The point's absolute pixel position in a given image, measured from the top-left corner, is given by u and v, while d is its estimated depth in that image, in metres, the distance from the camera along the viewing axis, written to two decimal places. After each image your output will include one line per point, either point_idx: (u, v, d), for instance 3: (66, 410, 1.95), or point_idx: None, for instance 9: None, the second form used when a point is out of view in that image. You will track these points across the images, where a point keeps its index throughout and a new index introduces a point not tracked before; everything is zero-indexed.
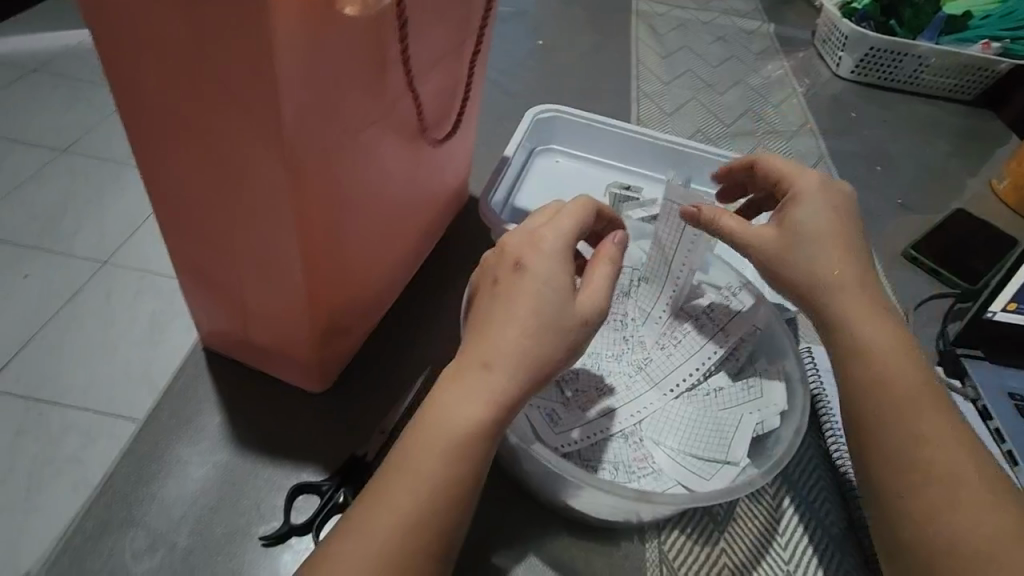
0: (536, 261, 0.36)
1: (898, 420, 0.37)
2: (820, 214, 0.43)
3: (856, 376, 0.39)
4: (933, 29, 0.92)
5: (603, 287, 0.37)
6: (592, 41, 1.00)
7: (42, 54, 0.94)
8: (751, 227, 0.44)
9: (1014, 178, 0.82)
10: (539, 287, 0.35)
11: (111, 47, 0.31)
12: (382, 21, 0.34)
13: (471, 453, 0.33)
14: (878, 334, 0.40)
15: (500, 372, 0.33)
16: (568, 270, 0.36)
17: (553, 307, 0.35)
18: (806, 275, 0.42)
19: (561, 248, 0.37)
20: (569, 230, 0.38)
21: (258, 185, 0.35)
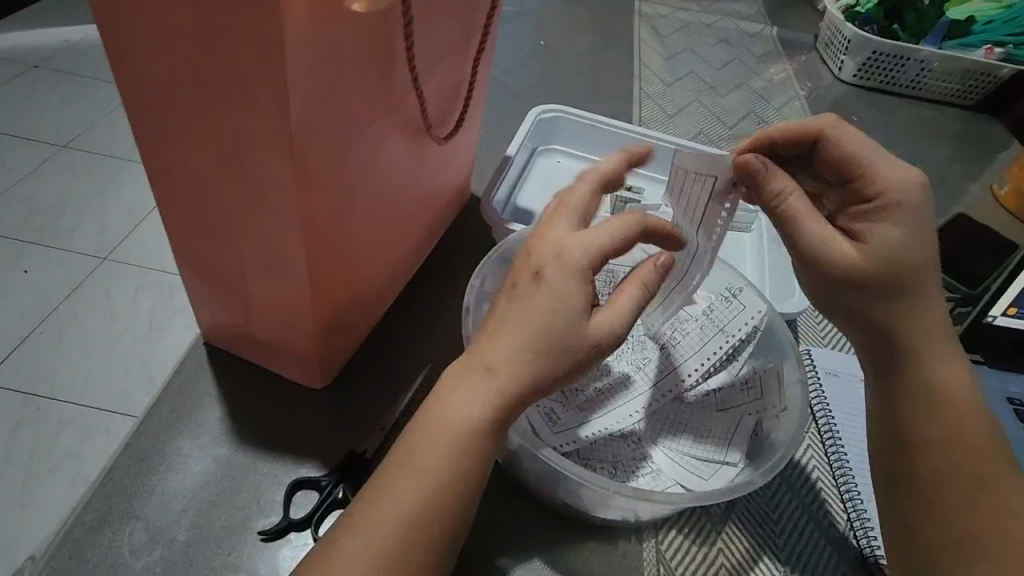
0: (555, 276, 0.33)
1: (945, 459, 0.36)
2: (912, 235, 0.37)
3: (911, 407, 0.38)
4: (937, 33, 0.92)
5: (627, 306, 0.35)
6: (594, 43, 1.00)
7: (43, 50, 0.94)
8: (837, 246, 0.37)
9: (1015, 183, 0.83)
10: (553, 305, 0.33)
11: (118, 44, 0.32)
12: (388, 18, 0.35)
13: (472, 450, 0.33)
14: (946, 373, 0.38)
15: (500, 376, 0.33)
16: (586, 288, 0.33)
17: (565, 326, 0.33)
18: (882, 313, 0.38)
19: (587, 262, 0.34)
20: (601, 245, 0.34)
21: (264, 181, 0.35)
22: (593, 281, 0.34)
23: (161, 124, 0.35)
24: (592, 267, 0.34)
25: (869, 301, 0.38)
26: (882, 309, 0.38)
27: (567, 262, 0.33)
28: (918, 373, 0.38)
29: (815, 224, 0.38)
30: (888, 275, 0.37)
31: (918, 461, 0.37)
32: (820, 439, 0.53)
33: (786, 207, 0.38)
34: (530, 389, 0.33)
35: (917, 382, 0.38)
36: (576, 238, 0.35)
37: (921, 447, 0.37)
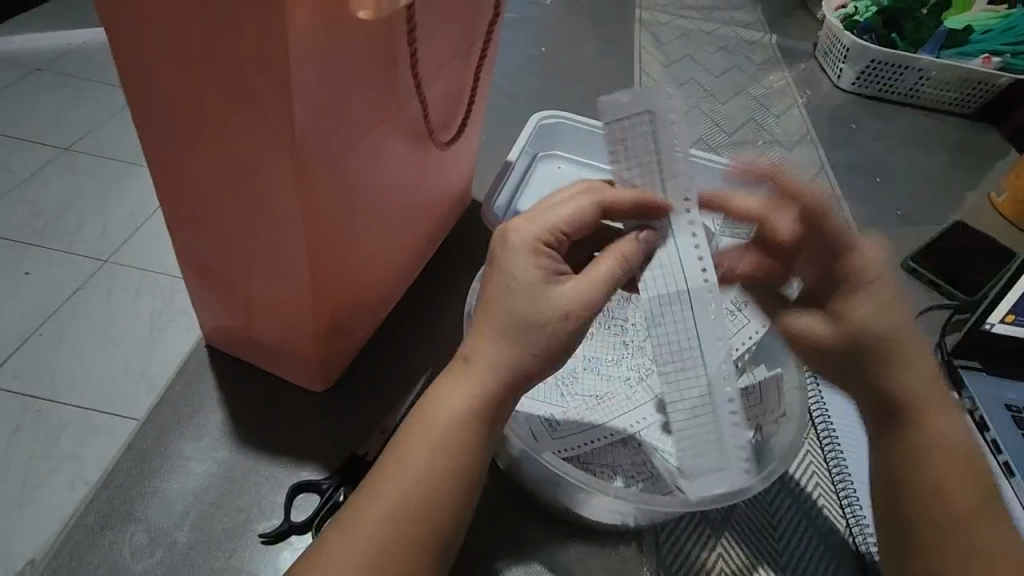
0: (506, 258, 0.36)
1: (966, 500, 0.39)
2: (903, 305, 0.41)
3: (933, 458, 0.40)
4: (934, 43, 0.93)
5: (603, 275, 0.37)
6: (596, 49, 1.01)
7: (47, 53, 0.95)
8: (813, 334, 0.43)
9: (1013, 191, 0.83)
10: (507, 282, 0.35)
11: (124, 50, 0.32)
12: (392, 23, 0.35)
13: (462, 447, 0.35)
14: (955, 427, 0.41)
15: (476, 365, 0.35)
16: (540, 261, 0.36)
17: (523, 301, 0.35)
18: (901, 377, 0.41)
19: (532, 242, 0.37)
20: (549, 226, 0.38)
21: (267, 183, 0.35)
22: (546, 254, 0.37)
23: (166, 128, 0.35)
24: (539, 243, 0.37)
25: (884, 366, 0.41)
26: (901, 374, 0.41)
27: (516, 240, 0.37)
28: (924, 428, 0.40)
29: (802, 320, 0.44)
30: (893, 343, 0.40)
31: (944, 502, 0.39)
32: (819, 445, 0.53)
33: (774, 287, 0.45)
34: (507, 376, 0.35)
35: (935, 432, 0.40)
36: (524, 221, 0.38)
37: (944, 487, 0.39)
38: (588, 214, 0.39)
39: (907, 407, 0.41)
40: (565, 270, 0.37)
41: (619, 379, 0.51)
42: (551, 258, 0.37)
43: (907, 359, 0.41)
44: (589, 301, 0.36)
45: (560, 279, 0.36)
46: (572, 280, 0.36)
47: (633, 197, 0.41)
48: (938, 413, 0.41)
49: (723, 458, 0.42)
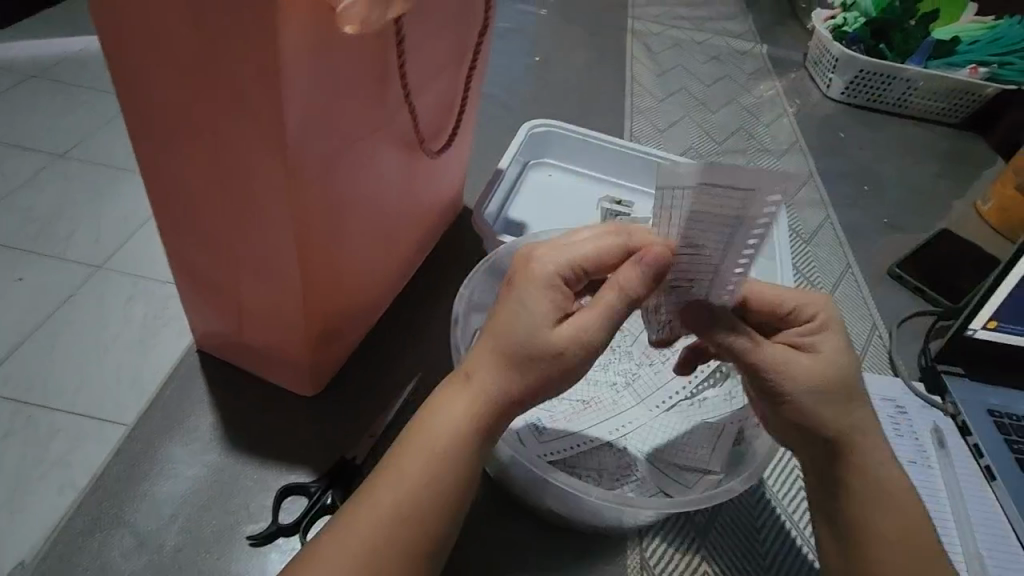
0: (523, 284, 0.35)
1: (892, 549, 0.38)
2: (846, 350, 0.39)
3: (863, 506, 0.39)
4: (922, 53, 0.95)
5: (612, 308, 0.35)
6: (588, 59, 1.02)
7: (44, 61, 0.96)
8: (787, 368, 0.38)
9: (998, 199, 0.84)
10: (518, 311, 0.35)
11: (119, 60, 0.33)
12: (382, 37, 0.36)
13: (456, 457, 0.35)
14: (891, 475, 0.39)
15: (478, 381, 0.35)
16: (556, 298, 0.35)
17: (529, 330, 0.34)
18: (838, 419, 0.38)
19: (552, 277, 0.35)
20: (567, 258, 0.37)
21: (258, 189, 0.36)
22: (561, 288, 0.35)
23: (159, 134, 0.36)
24: (556, 276, 0.36)
25: (829, 412, 0.38)
26: (842, 418, 0.38)
27: (534, 267, 0.36)
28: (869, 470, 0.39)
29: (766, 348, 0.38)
30: (839, 388, 0.38)
31: (873, 551, 0.38)
32: None
33: (736, 341, 0.38)
34: (509, 393, 0.35)
35: (865, 480, 0.39)
36: (543, 252, 0.37)
37: (869, 532, 0.38)
38: (616, 251, 0.38)
39: (845, 456, 0.39)
40: (575, 306, 0.36)
41: (606, 385, 0.52)
42: (564, 294, 0.36)
43: (844, 402, 0.38)
44: (593, 342, 0.34)
45: (567, 316, 0.35)
46: (581, 314, 0.35)
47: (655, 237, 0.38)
48: (872, 457, 0.39)
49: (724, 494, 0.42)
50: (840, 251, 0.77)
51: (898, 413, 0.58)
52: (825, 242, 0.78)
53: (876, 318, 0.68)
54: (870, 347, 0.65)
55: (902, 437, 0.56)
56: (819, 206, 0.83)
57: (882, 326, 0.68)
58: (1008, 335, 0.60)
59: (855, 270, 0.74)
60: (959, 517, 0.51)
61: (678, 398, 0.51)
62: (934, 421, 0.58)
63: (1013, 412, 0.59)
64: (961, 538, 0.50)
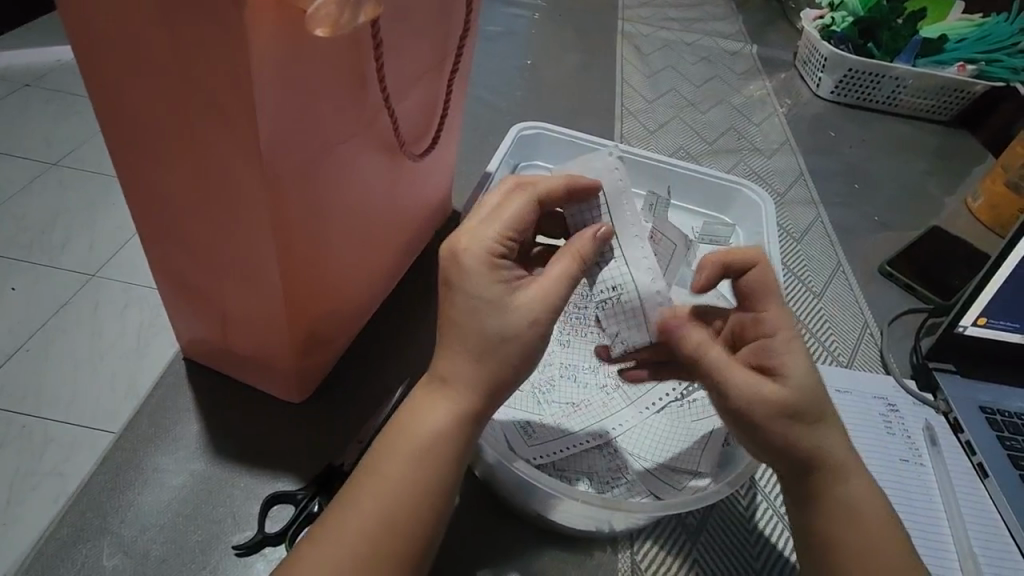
0: (461, 277, 0.34)
1: (856, 562, 0.38)
2: (810, 368, 0.39)
3: (826, 519, 0.39)
4: (910, 51, 0.95)
5: (556, 277, 0.35)
6: (579, 60, 1.03)
7: (37, 69, 0.96)
8: (753, 390, 0.37)
9: (988, 196, 0.84)
10: (471, 304, 0.34)
11: (90, 61, 0.33)
12: (359, 40, 0.36)
13: (441, 465, 0.35)
14: (853, 490, 0.39)
15: (457, 385, 0.35)
16: (493, 276, 0.34)
17: (492, 320, 0.34)
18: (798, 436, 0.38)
19: (481, 257, 0.34)
20: (495, 234, 0.35)
21: (237, 198, 0.36)
22: (501, 263, 0.35)
23: (133, 137, 0.36)
24: (494, 255, 0.35)
25: (791, 426, 0.38)
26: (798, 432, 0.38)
27: (470, 251, 0.35)
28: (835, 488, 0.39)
29: (737, 374, 0.38)
30: (803, 404, 0.38)
31: (840, 561, 0.38)
32: None
33: (704, 359, 0.39)
34: (488, 394, 0.35)
35: (830, 491, 0.39)
36: (469, 233, 0.36)
37: (836, 543, 0.38)
38: (532, 211, 0.37)
39: (809, 470, 0.39)
40: (520, 276, 0.36)
41: (596, 387, 0.52)
42: (507, 268, 0.35)
43: (805, 419, 0.38)
44: (554, 300, 0.35)
45: (521, 285, 0.35)
46: (536, 283, 0.35)
47: (563, 184, 0.39)
48: (836, 468, 0.39)
49: (716, 493, 0.41)
50: (831, 249, 0.77)
51: (889, 410, 0.58)
52: (816, 240, 0.77)
53: (868, 317, 0.68)
54: (862, 344, 0.65)
55: (893, 436, 0.56)
56: (810, 205, 0.83)
57: (873, 324, 0.67)
58: (998, 331, 0.60)
59: (846, 269, 0.74)
60: (951, 515, 0.51)
61: (668, 399, 0.51)
62: (926, 419, 0.58)
63: (1005, 408, 0.59)
64: (954, 536, 0.50)
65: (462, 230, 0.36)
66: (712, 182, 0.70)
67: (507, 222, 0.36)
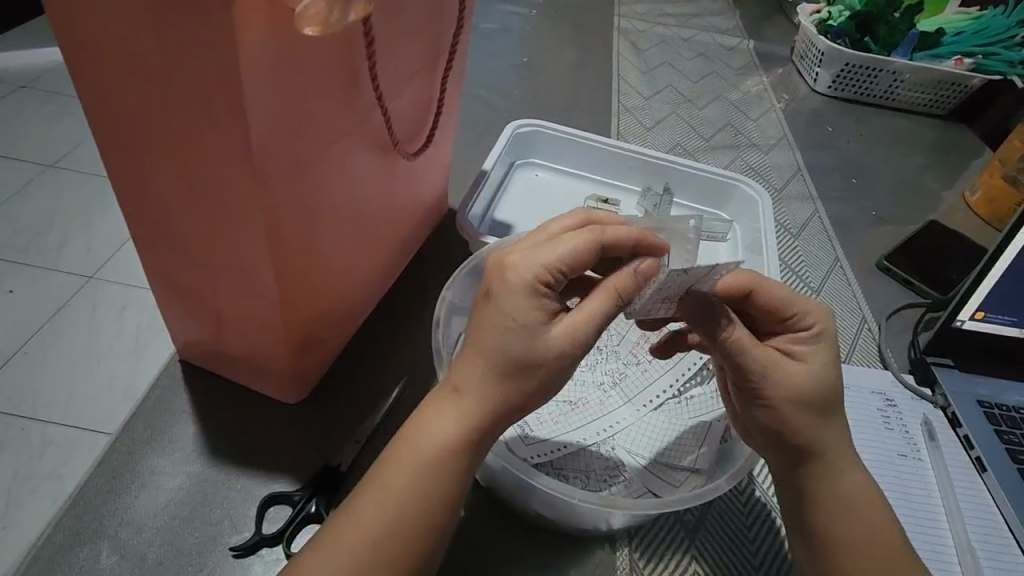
0: (505, 295, 0.34)
1: (853, 556, 0.38)
2: (835, 364, 0.39)
3: (824, 511, 0.39)
4: (907, 45, 0.94)
5: (592, 321, 0.35)
6: (574, 57, 1.02)
7: (30, 70, 0.95)
8: (773, 361, 0.38)
9: (985, 189, 0.83)
10: (504, 322, 0.34)
11: (79, 59, 0.32)
12: (349, 37, 0.36)
13: (448, 477, 0.35)
14: (853, 483, 0.39)
15: (469, 396, 0.35)
16: (539, 307, 0.34)
17: (519, 343, 0.33)
18: (799, 427, 0.38)
19: (530, 283, 0.34)
20: (547, 262, 0.35)
21: (228, 197, 0.35)
22: (546, 294, 0.34)
23: (124, 137, 0.35)
24: (540, 283, 0.34)
25: (796, 419, 0.38)
26: (799, 422, 0.38)
27: (518, 273, 0.34)
28: (834, 481, 0.39)
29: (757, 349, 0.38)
30: (813, 399, 0.38)
31: (837, 560, 0.38)
32: None
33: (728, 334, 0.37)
34: (498, 407, 0.35)
35: (826, 488, 0.39)
36: (520, 256, 0.35)
37: (830, 545, 0.38)
38: (594, 251, 0.36)
39: (808, 463, 0.39)
40: (560, 308, 0.35)
41: (593, 385, 0.52)
42: (551, 300, 0.35)
43: (808, 411, 0.38)
44: (586, 343, 0.35)
45: (559, 318, 0.35)
46: (572, 321, 0.34)
47: (635, 236, 0.38)
48: (834, 466, 0.39)
49: (713, 490, 0.41)
50: (828, 245, 0.76)
51: (888, 405, 0.58)
52: (813, 235, 0.77)
53: (865, 312, 0.68)
54: (860, 339, 0.65)
55: (891, 431, 0.56)
56: (807, 200, 0.83)
57: (871, 319, 0.67)
58: (996, 325, 0.60)
59: (844, 264, 0.74)
60: (949, 509, 0.51)
61: (665, 396, 0.51)
62: (924, 413, 0.58)
63: (1003, 402, 0.59)
64: (953, 531, 0.50)
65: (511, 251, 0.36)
66: (710, 178, 0.70)
67: (563, 256, 0.35)
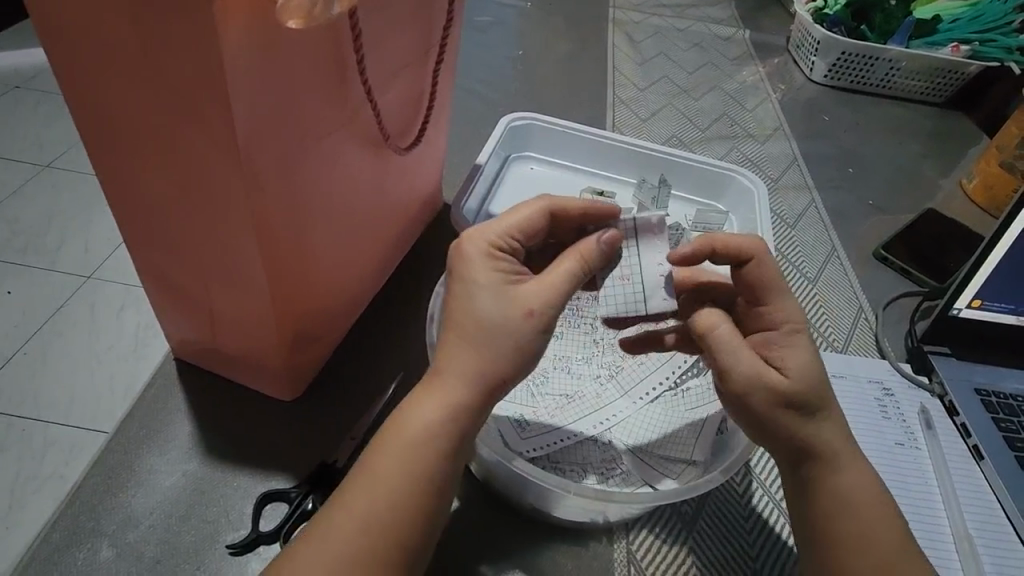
0: (464, 262, 0.36)
1: (846, 547, 0.38)
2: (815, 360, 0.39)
3: (823, 502, 0.39)
4: (903, 32, 0.94)
5: (559, 278, 0.36)
6: (570, 49, 1.02)
7: (25, 70, 0.95)
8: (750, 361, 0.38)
9: (983, 176, 0.83)
10: (467, 287, 0.35)
11: (61, 57, 0.32)
12: (336, 30, 0.35)
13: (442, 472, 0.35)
14: (853, 475, 0.39)
15: (463, 394, 0.35)
16: (496, 267, 0.36)
17: (489, 305, 0.35)
18: (797, 419, 0.38)
19: (483, 249, 0.36)
20: (501, 230, 0.38)
21: (216, 194, 0.35)
22: (503, 257, 0.37)
23: (113, 138, 0.35)
24: (494, 249, 0.37)
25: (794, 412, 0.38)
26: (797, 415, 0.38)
27: (473, 241, 0.37)
28: (831, 474, 0.39)
29: (745, 355, 0.38)
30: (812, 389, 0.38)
31: (839, 553, 0.38)
32: None
33: (715, 337, 0.38)
34: None
35: (824, 480, 0.39)
36: (479, 229, 0.38)
37: (828, 535, 0.39)
38: (543, 219, 0.40)
39: (805, 454, 0.39)
40: (522, 272, 0.37)
41: (589, 378, 0.52)
42: (507, 261, 0.37)
43: (811, 403, 0.39)
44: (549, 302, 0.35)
45: (520, 280, 0.36)
46: (534, 283, 0.36)
47: (582, 203, 0.41)
48: (833, 459, 0.39)
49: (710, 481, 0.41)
50: (825, 234, 0.76)
51: (885, 395, 0.58)
52: (810, 225, 0.77)
53: (863, 301, 0.68)
54: (857, 329, 0.65)
55: (889, 420, 0.56)
56: (804, 190, 0.83)
57: (869, 308, 0.67)
58: (993, 313, 0.60)
59: (841, 253, 0.74)
60: (947, 496, 0.51)
61: (661, 389, 0.51)
62: (922, 402, 0.58)
63: (1001, 389, 0.59)
64: (951, 518, 0.50)
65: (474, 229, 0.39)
66: (705, 170, 0.70)
67: (513, 226, 0.38)
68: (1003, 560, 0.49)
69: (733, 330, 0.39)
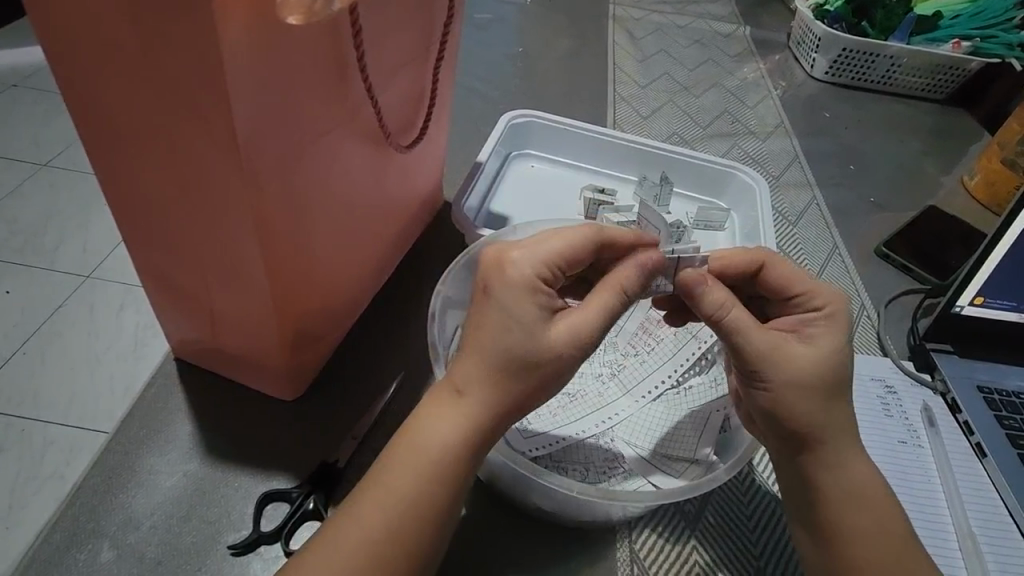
0: (501, 286, 0.34)
1: (849, 543, 0.38)
2: (844, 347, 0.39)
3: (830, 498, 0.39)
4: (904, 29, 0.93)
5: (593, 313, 0.35)
6: (570, 46, 1.01)
7: (22, 69, 0.94)
8: (759, 338, 0.37)
9: (984, 173, 0.83)
10: (505, 319, 0.34)
11: (60, 57, 0.31)
12: (337, 28, 0.35)
13: (445, 475, 0.35)
14: (859, 471, 0.39)
15: (469, 393, 0.35)
16: (538, 301, 0.34)
17: (524, 338, 0.34)
18: (808, 413, 0.38)
19: (527, 275, 0.35)
20: (545, 257, 0.36)
21: (216, 194, 0.35)
22: (544, 290, 0.35)
23: (113, 138, 0.35)
24: (538, 280, 0.35)
25: (804, 407, 0.37)
26: (808, 411, 0.38)
27: (516, 268, 0.35)
28: (838, 471, 0.39)
29: (760, 335, 0.37)
30: (825, 384, 0.38)
31: (841, 548, 0.38)
32: None
33: (728, 317, 0.37)
34: (501, 402, 0.34)
35: (831, 476, 0.39)
36: (518, 253, 0.36)
37: (832, 529, 0.38)
38: (587, 251, 0.38)
39: (812, 451, 0.39)
40: (560, 305, 0.36)
41: (592, 377, 0.52)
42: (549, 295, 0.35)
43: (823, 398, 0.38)
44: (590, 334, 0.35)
45: (560, 314, 0.35)
46: (578, 313, 0.35)
47: (633, 238, 0.40)
48: (840, 456, 0.39)
49: (712, 480, 0.41)
50: (826, 232, 0.76)
51: (887, 393, 0.58)
52: (811, 223, 0.77)
53: (864, 299, 0.68)
54: (859, 327, 0.65)
55: (891, 418, 0.56)
56: (805, 187, 0.82)
57: (870, 306, 0.67)
58: (995, 310, 0.60)
59: (842, 250, 0.74)
60: (949, 494, 0.51)
61: (663, 387, 0.51)
62: (925, 400, 0.58)
63: (1003, 387, 0.59)
64: (954, 517, 0.50)
65: (507, 246, 0.37)
66: (707, 167, 0.69)
67: (554, 258, 0.36)
68: (1008, 558, 0.48)
69: (747, 313, 0.38)
